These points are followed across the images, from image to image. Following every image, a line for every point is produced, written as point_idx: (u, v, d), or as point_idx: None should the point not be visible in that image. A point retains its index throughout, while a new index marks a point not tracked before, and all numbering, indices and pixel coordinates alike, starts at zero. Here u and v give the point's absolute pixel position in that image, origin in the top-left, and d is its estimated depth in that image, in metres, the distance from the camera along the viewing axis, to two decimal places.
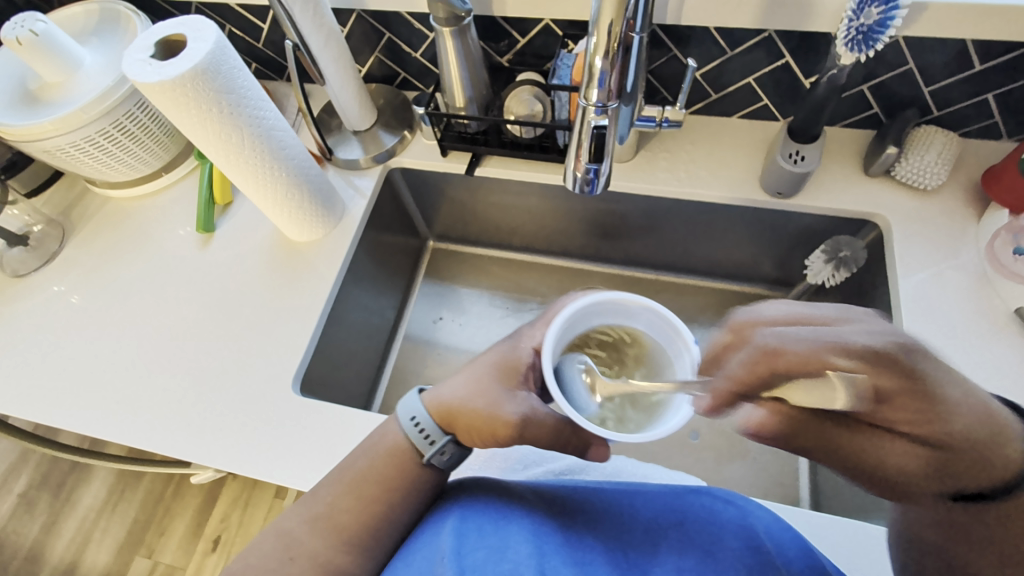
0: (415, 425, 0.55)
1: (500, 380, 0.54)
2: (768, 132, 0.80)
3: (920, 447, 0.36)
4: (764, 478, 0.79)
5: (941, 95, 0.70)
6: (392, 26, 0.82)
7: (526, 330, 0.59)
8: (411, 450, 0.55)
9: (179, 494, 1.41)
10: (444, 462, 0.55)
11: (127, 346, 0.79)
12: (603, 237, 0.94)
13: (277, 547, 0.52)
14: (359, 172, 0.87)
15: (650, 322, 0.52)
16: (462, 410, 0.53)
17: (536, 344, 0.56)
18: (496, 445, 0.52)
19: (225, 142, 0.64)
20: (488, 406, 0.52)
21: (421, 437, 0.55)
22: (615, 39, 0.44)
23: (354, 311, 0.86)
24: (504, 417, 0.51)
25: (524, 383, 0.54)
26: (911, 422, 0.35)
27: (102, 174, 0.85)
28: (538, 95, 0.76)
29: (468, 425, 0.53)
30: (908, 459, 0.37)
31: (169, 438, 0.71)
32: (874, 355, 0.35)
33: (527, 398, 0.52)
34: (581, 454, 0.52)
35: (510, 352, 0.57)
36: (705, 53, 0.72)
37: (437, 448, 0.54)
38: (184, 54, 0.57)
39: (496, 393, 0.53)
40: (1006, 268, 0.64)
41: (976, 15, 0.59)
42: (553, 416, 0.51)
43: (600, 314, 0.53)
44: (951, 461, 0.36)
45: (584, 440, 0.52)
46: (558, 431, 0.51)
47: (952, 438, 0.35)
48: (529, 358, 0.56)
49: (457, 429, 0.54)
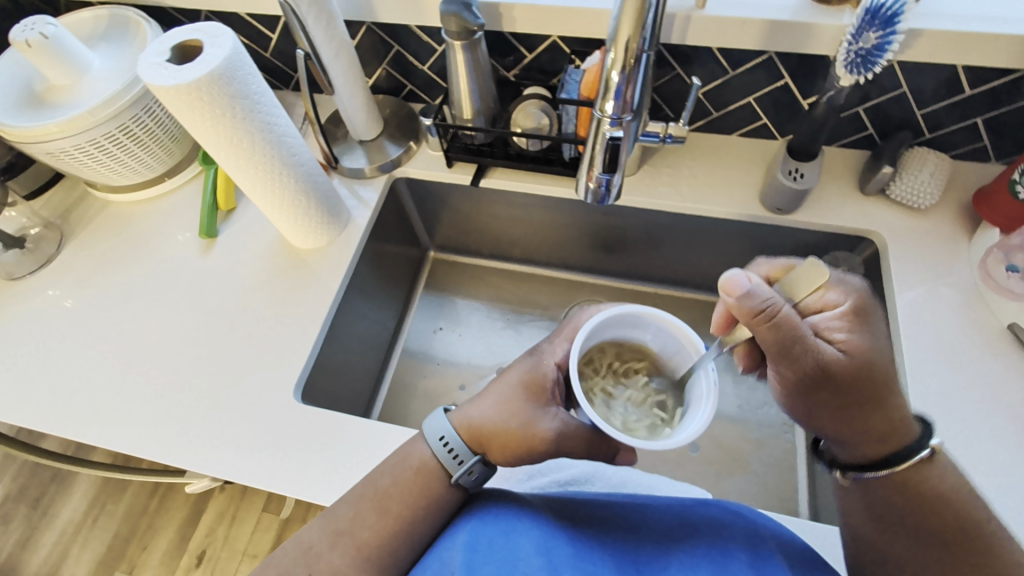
0: (444, 445, 0.55)
1: (529, 396, 0.54)
2: (767, 150, 0.82)
3: (855, 358, 0.46)
4: (764, 491, 0.80)
5: (932, 118, 0.72)
6: (401, 39, 0.83)
7: (546, 344, 0.58)
8: (440, 470, 0.55)
9: (164, 507, 1.37)
10: (472, 481, 0.55)
11: (124, 352, 0.77)
12: (604, 250, 0.95)
13: (287, 557, 0.52)
14: (364, 181, 0.88)
15: (659, 331, 0.54)
16: (495, 430, 0.53)
17: (559, 359, 0.56)
18: (529, 461, 0.53)
19: (236, 147, 0.64)
20: (522, 426, 0.52)
21: (450, 457, 0.54)
22: (632, 55, 0.47)
23: (356, 320, 0.86)
24: (540, 434, 0.52)
25: (552, 398, 0.54)
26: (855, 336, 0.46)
27: (105, 177, 0.85)
28: (545, 108, 0.78)
29: (502, 445, 0.53)
30: (841, 363, 0.46)
31: (167, 446, 0.69)
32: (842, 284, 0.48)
33: (558, 413, 0.52)
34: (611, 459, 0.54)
35: (533, 368, 0.56)
36: (707, 72, 0.74)
37: (466, 468, 0.54)
38: (200, 59, 0.57)
39: (528, 412, 0.53)
40: (998, 284, 0.66)
41: (968, 42, 0.62)
42: (584, 425, 0.52)
43: (615, 325, 0.54)
44: (868, 384, 0.46)
45: (613, 447, 0.53)
46: (590, 441, 0.52)
47: (879, 360, 0.46)
48: (554, 374, 0.55)
49: (488, 449, 0.54)
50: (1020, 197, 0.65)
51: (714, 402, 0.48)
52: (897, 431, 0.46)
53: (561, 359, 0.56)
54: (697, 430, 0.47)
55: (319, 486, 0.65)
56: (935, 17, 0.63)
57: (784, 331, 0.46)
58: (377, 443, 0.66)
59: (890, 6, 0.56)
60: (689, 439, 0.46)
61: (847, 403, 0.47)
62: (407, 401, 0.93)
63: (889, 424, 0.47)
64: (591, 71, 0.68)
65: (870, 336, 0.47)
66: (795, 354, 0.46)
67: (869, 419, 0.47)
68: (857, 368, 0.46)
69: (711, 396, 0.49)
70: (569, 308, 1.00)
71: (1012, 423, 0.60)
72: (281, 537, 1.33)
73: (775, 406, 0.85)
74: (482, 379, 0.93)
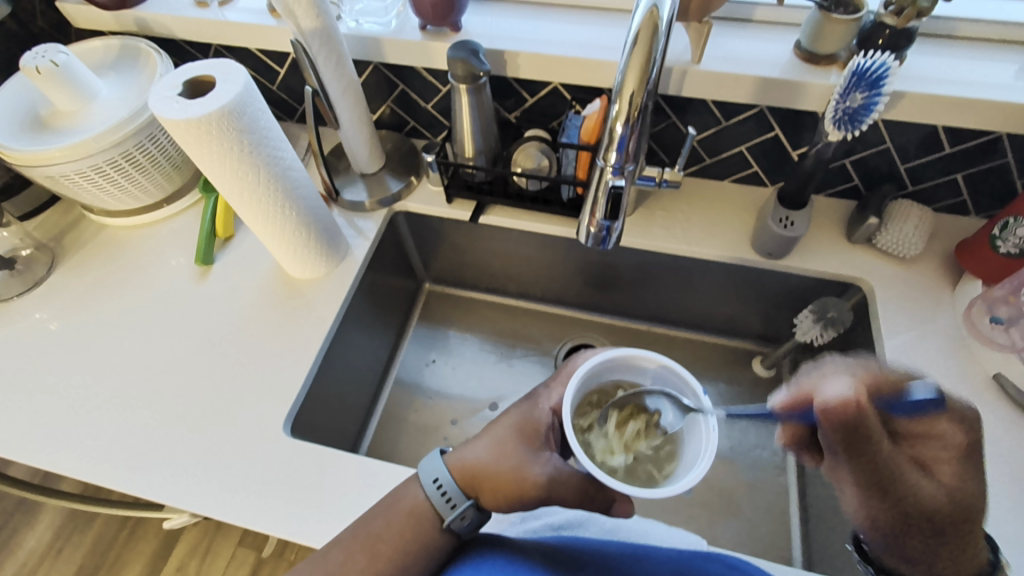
0: (438, 488, 0.54)
1: (523, 441, 0.54)
2: (758, 196, 0.84)
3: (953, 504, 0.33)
4: (757, 537, 0.79)
5: (914, 173, 0.76)
6: (406, 79, 0.86)
7: (542, 389, 0.58)
8: (432, 513, 0.54)
9: (133, 540, 1.31)
10: (464, 527, 0.54)
11: (109, 379, 0.75)
12: (598, 287, 0.96)
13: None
14: (363, 214, 0.89)
15: (659, 374, 0.54)
16: (488, 474, 0.53)
17: (554, 403, 0.56)
18: (521, 507, 0.52)
19: (240, 179, 0.65)
20: (514, 469, 0.52)
21: (443, 501, 0.54)
22: (636, 108, 0.49)
23: (349, 352, 0.85)
24: (531, 480, 0.51)
25: (547, 444, 0.54)
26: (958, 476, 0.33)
27: (103, 202, 0.85)
28: (545, 151, 0.81)
29: (494, 488, 0.52)
30: (934, 506, 0.33)
31: (148, 480, 0.67)
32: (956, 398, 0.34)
33: (551, 458, 0.52)
34: (606, 510, 0.52)
35: (529, 412, 0.56)
36: (701, 121, 0.77)
37: (458, 512, 0.54)
38: (212, 95, 0.59)
39: (521, 455, 0.53)
40: (984, 335, 0.68)
41: (947, 105, 0.66)
42: (577, 474, 0.51)
43: (610, 369, 0.54)
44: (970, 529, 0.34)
45: (608, 496, 0.51)
46: (584, 492, 0.50)
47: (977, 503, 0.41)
48: (549, 419, 0.55)
49: (481, 494, 0.53)
50: (1001, 252, 0.67)
51: (711, 452, 0.47)
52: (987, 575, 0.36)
53: (556, 403, 0.56)
54: (690, 482, 0.46)
55: (305, 525, 0.63)
56: (917, 80, 0.67)
57: None
58: (367, 482, 0.65)
59: (875, 69, 0.59)
60: (681, 491, 0.45)
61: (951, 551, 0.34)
62: (397, 436, 0.91)
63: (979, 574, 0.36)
64: (591, 118, 0.71)
65: (972, 481, 0.33)
66: (886, 498, 0.34)
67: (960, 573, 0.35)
68: None
69: (709, 447, 0.48)
70: (562, 343, 1.00)
71: (1002, 474, 0.61)
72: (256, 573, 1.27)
73: (767, 449, 0.85)
74: (473, 414, 0.92)
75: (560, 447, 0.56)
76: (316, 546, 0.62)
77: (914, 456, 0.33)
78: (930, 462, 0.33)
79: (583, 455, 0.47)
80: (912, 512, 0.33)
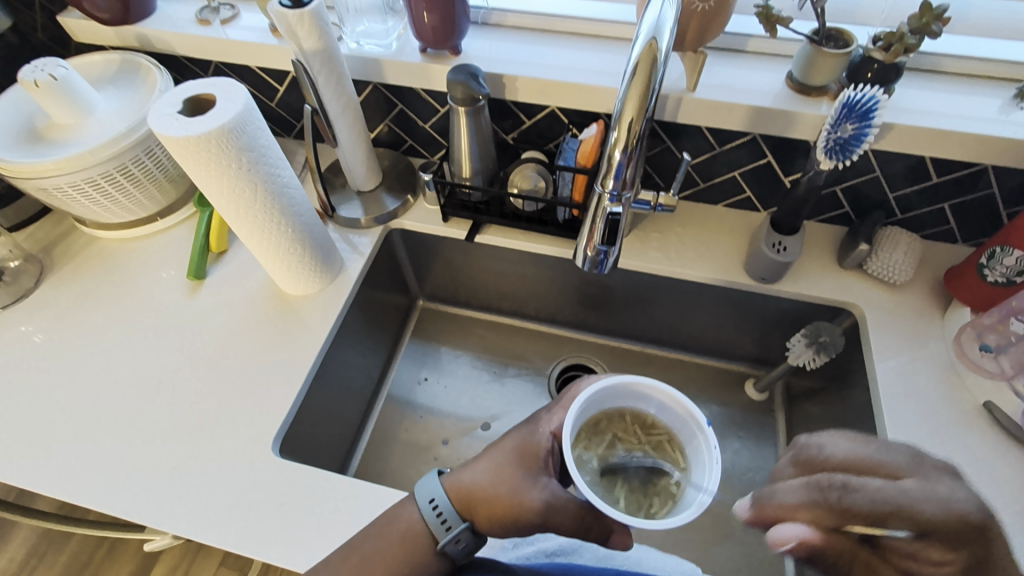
0: (433, 508, 0.54)
1: (521, 466, 0.53)
2: (751, 220, 0.85)
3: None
4: (750, 562, 0.78)
5: (903, 201, 0.77)
6: (406, 99, 0.87)
7: (544, 413, 0.57)
8: (427, 535, 0.53)
9: (110, 560, 1.27)
10: (459, 550, 0.53)
11: (94, 394, 0.74)
12: (592, 307, 0.96)
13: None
14: (359, 231, 0.89)
15: (662, 405, 0.53)
16: (485, 496, 0.53)
17: (555, 428, 0.55)
18: (517, 532, 0.52)
19: (237, 196, 0.65)
20: (511, 493, 0.52)
21: (439, 522, 0.53)
22: (634, 136, 0.50)
23: (341, 369, 0.84)
24: (528, 504, 0.51)
25: (545, 469, 0.53)
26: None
27: (96, 214, 0.84)
28: (542, 172, 0.81)
29: (489, 512, 0.52)
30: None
31: (130, 499, 0.65)
32: (949, 523, 0.35)
33: (549, 484, 0.51)
34: (603, 543, 0.50)
35: (529, 437, 0.56)
36: (695, 146, 0.79)
37: (454, 534, 0.53)
38: (212, 113, 0.59)
39: (519, 480, 0.52)
40: (973, 362, 0.69)
41: (934, 137, 0.67)
42: (575, 501, 0.50)
43: (614, 395, 0.54)
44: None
45: (605, 528, 0.50)
46: (582, 519, 0.49)
47: None
48: (549, 444, 0.55)
49: (477, 517, 0.53)
50: (988, 280, 0.68)
51: (715, 486, 0.47)
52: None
53: (557, 428, 0.55)
54: (685, 520, 0.45)
55: (292, 549, 0.61)
56: (905, 113, 0.68)
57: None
58: (356, 503, 0.63)
59: (864, 102, 0.61)
60: (673, 525, 0.44)
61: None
62: (387, 455, 0.89)
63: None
64: (587, 142, 0.73)
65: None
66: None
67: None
68: None
69: (712, 478, 0.48)
70: (555, 363, 1.00)
71: (995, 502, 0.60)
72: None
73: (760, 472, 0.84)
74: (465, 434, 0.91)
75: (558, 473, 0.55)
76: (302, 570, 0.60)
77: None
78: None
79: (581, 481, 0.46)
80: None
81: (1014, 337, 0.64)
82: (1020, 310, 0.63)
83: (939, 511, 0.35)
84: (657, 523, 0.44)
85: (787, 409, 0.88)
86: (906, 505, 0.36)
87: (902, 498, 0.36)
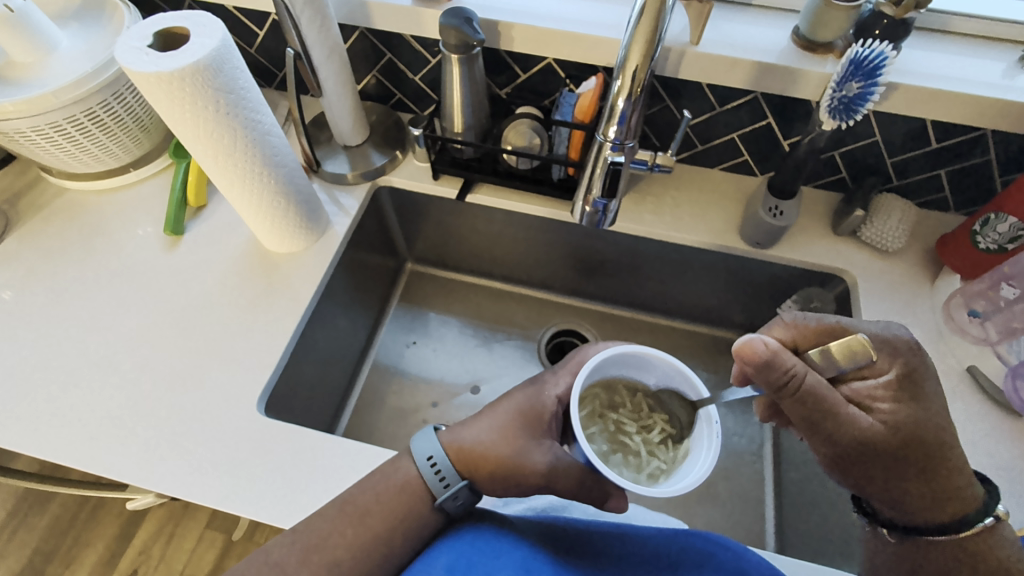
0: (432, 465, 0.54)
1: (525, 427, 0.54)
2: (747, 185, 0.84)
3: (896, 430, 0.48)
4: (732, 522, 0.79)
5: (900, 167, 0.76)
6: (395, 48, 0.82)
7: (549, 376, 0.58)
8: (424, 490, 0.53)
9: (93, 522, 1.26)
10: (457, 507, 0.53)
11: (68, 351, 0.71)
12: (583, 272, 0.95)
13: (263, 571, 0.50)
14: (345, 188, 0.85)
15: (663, 375, 0.54)
16: (487, 456, 0.53)
17: (560, 392, 0.56)
18: (517, 491, 0.53)
19: (216, 142, 0.61)
20: (515, 454, 0.52)
21: (437, 479, 0.53)
22: (639, 84, 0.50)
23: (327, 330, 0.82)
24: (530, 465, 0.51)
25: (548, 432, 0.54)
26: (899, 404, 0.49)
27: (63, 163, 0.79)
28: (537, 128, 0.78)
29: (491, 472, 0.52)
30: (878, 436, 0.48)
31: (110, 459, 0.63)
32: (886, 340, 0.50)
33: (552, 447, 0.52)
34: (600, 505, 0.52)
35: (534, 399, 0.55)
36: (696, 106, 0.77)
37: (451, 491, 0.53)
38: (185, 48, 0.55)
39: (523, 442, 0.53)
40: (961, 327, 0.69)
41: (937, 98, 0.66)
42: (578, 464, 0.51)
43: (620, 364, 0.54)
44: (930, 443, 0.48)
45: (603, 491, 0.51)
46: (582, 481, 0.51)
47: (922, 431, 0.48)
48: (554, 407, 0.55)
49: (477, 476, 0.53)
50: (980, 247, 0.68)
51: (715, 452, 0.48)
52: (954, 492, 0.48)
53: (562, 393, 0.56)
54: (692, 482, 0.47)
55: (279, 508, 0.60)
56: (911, 74, 0.67)
57: (823, 403, 0.48)
58: (345, 463, 0.63)
59: (872, 59, 0.59)
60: (677, 492, 0.46)
61: (915, 466, 0.48)
62: (374, 418, 0.89)
63: (943, 488, 0.49)
64: (585, 96, 0.70)
65: (910, 404, 0.48)
66: (829, 426, 0.49)
67: (910, 482, 0.49)
68: (894, 439, 0.48)
69: (710, 450, 0.49)
70: (545, 329, 0.99)
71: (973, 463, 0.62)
72: (223, 558, 1.23)
73: (745, 436, 0.86)
74: (454, 397, 0.91)
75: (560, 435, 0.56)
76: (282, 527, 0.60)
77: (854, 389, 0.50)
78: (869, 396, 0.50)
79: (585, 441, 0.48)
80: (849, 438, 0.48)
81: (1004, 303, 0.66)
82: (1010, 276, 0.65)
83: (881, 331, 0.50)
84: (665, 490, 0.46)
85: None
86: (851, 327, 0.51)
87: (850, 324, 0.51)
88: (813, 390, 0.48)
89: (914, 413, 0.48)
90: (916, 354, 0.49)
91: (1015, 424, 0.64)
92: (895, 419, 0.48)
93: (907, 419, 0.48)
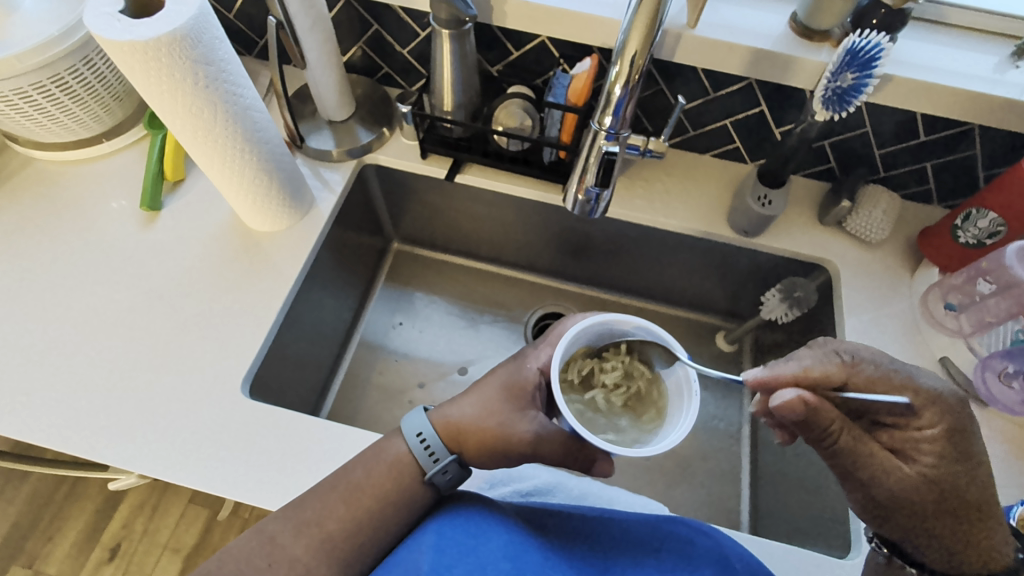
0: (421, 441, 0.54)
1: (510, 400, 0.54)
2: (737, 171, 0.84)
3: (934, 484, 0.44)
4: (709, 503, 0.82)
5: (887, 159, 0.77)
6: (381, 18, 0.79)
7: (530, 349, 0.58)
8: (415, 466, 0.54)
9: (74, 496, 1.25)
10: (445, 481, 0.54)
11: (45, 329, 0.69)
12: (572, 255, 0.95)
13: (255, 548, 0.50)
14: (329, 164, 0.83)
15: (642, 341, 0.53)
16: (473, 429, 0.53)
17: (542, 364, 0.55)
18: (506, 461, 0.53)
19: (193, 116, 0.59)
20: (499, 425, 0.53)
21: (426, 454, 0.54)
22: (636, 70, 0.50)
23: (311, 311, 0.81)
24: (516, 436, 0.52)
25: (532, 403, 0.54)
26: (944, 458, 0.44)
27: (30, 131, 0.76)
28: (528, 109, 0.77)
29: (479, 444, 0.53)
30: (915, 492, 0.44)
31: (90, 439, 0.62)
32: (947, 397, 0.45)
33: (537, 417, 0.52)
34: (586, 471, 0.52)
35: (516, 372, 0.56)
36: (689, 91, 0.76)
37: (441, 466, 0.53)
38: (160, 16, 0.52)
39: (507, 413, 0.53)
40: (936, 320, 0.71)
41: (931, 92, 0.66)
42: (562, 432, 0.51)
43: (596, 333, 0.54)
44: (969, 503, 0.44)
45: (590, 456, 0.51)
46: (568, 448, 0.51)
47: (963, 488, 0.43)
48: (537, 379, 0.55)
49: (465, 449, 0.54)
50: (960, 241, 0.70)
51: (693, 414, 0.48)
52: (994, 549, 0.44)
53: (544, 364, 0.56)
54: (652, 452, 0.46)
55: (266, 489, 0.60)
56: (906, 65, 0.66)
57: (848, 459, 0.45)
58: (332, 444, 0.63)
59: (868, 50, 0.58)
60: (654, 452, 0.46)
61: (952, 524, 0.44)
62: (359, 398, 0.88)
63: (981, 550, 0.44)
64: (579, 78, 0.69)
65: (953, 461, 0.44)
66: (862, 476, 0.45)
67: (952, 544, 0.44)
68: (934, 495, 0.44)
69: (691, 409, 0.49)
70: (532, 311, 0.98)
71: None
72: (207, 533, 1.24)
73: (724, 419, 0.88)
74: (441, 377, 0.91)
75: (545, 406, 0.56)
76: (273, 508, 0.60)
77: (897, 437, 0.46)
78: (911, 447, 0.45)
79: (567, 411, 0.47)
80: (884, 494, 0.45)
81: (978, 297, 0.67)
82: (986, 271, 0.66)
83: (940, 385, 0.45)
84: (643, 449, 0.46)
85: (754, 361, 0.90)
86: (915, 378, 0.46)
87: (905, 372, 0.46)
88: (846, 444, 0.45)
89: (960, 466, 0.44)
90: (965, 408, 0.45)
91: (982, 414, 0.67)
92: (936, 473, 0.44)
93: (950, 472, 0.44)
